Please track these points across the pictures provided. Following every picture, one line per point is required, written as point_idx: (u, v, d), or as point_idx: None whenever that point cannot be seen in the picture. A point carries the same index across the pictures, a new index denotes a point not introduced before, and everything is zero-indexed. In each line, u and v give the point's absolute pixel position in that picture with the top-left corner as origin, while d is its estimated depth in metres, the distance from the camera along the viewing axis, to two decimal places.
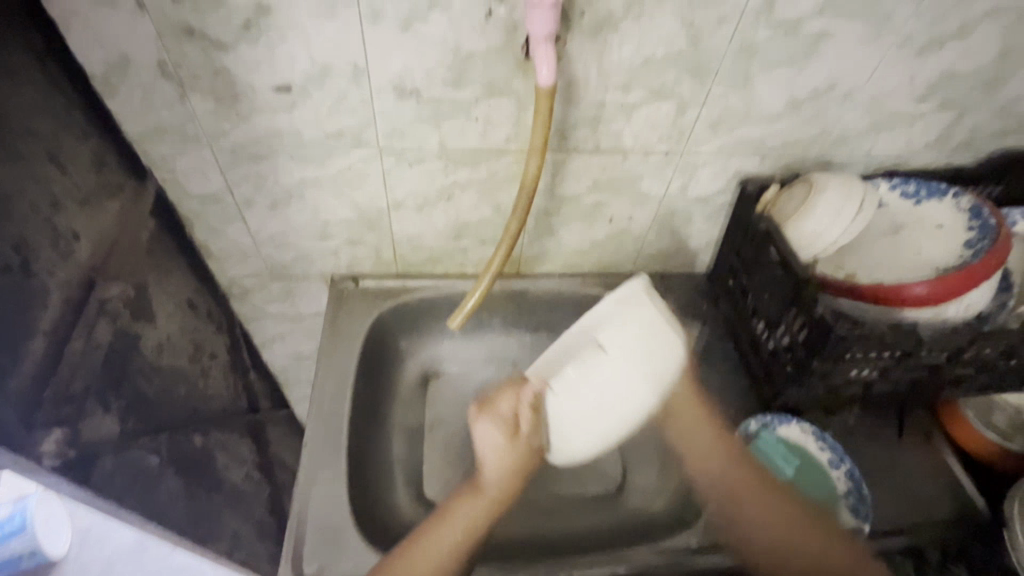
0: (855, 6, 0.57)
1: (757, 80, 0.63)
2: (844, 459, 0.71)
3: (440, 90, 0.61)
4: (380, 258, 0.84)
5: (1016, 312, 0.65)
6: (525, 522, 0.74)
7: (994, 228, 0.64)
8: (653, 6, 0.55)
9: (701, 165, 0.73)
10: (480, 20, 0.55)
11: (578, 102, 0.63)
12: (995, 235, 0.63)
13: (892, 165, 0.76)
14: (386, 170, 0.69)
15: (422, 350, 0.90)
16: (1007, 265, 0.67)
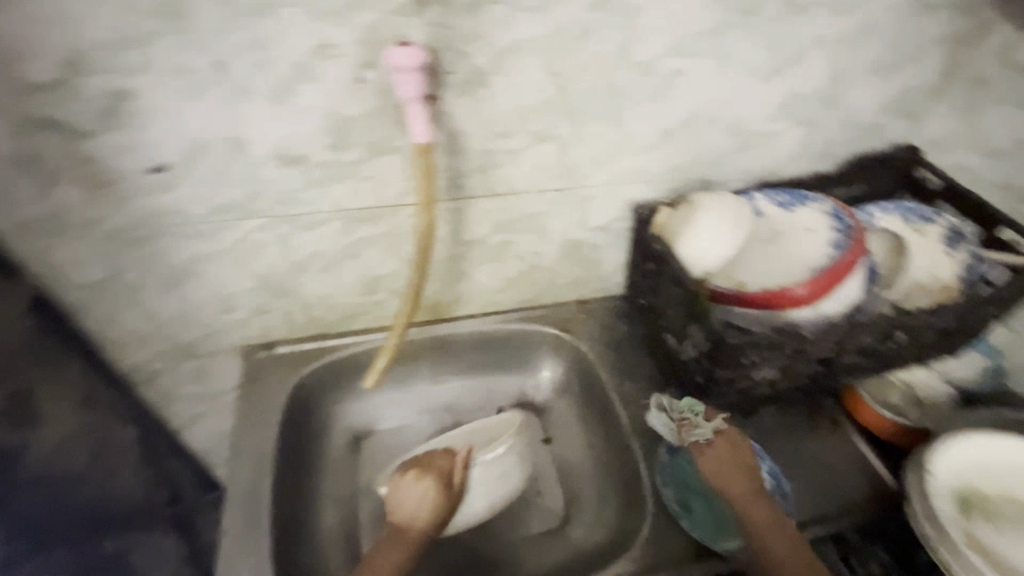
0: (699, 46, 0.63)
1: (628, 117, 0.68)
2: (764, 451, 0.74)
3: (324, 155, 0.61)
4: (293, 322, 0.82)
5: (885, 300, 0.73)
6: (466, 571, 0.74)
7: (852, 230, 0.72)
8: (516, 61, 0.58)
9: (594, 196, 0.77)
10: (351, 87, 0.56)
11: (464, 153, 0.65)
12: (852, 237, 0.71)
13: (766, 178, 0.83)
14: (283, 236, 0.69)
15: (349, 411, 0.86)
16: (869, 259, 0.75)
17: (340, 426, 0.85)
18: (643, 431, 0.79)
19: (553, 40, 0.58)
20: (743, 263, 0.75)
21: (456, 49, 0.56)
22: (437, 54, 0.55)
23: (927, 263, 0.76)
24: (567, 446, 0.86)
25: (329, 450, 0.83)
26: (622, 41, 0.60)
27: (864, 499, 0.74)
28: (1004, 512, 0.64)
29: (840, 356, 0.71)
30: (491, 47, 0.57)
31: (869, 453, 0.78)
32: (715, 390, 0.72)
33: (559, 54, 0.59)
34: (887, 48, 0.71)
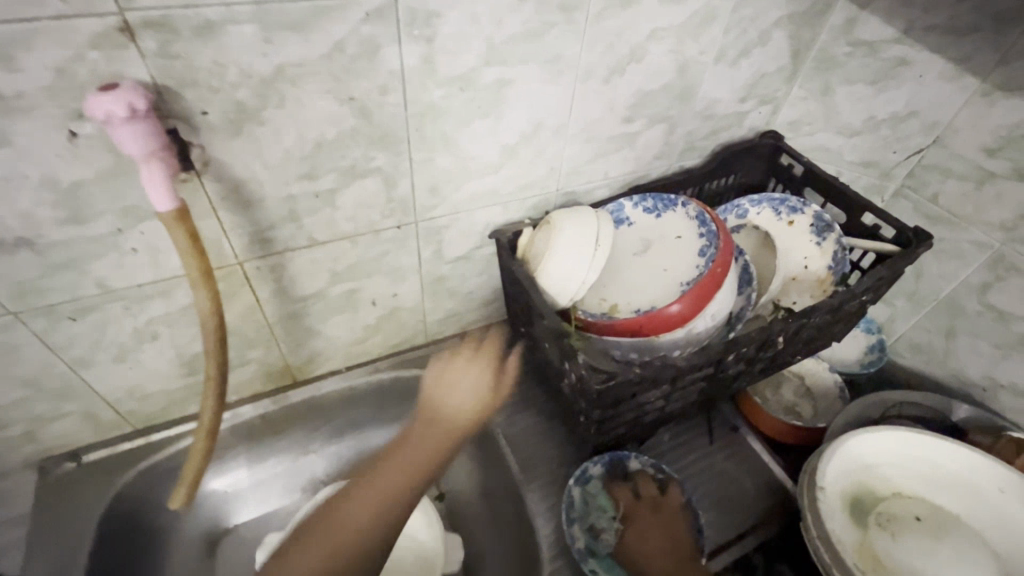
0: (520, 51, 0.54)
1: (458, 139, 0.59)
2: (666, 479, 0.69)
3: (59, 232, 0.47)
4: (102, 422, 0.66)
5: (760, 304, 0.69)
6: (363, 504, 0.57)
7: (716, 232, 0.65)
8: (291, 90, 0.47)
9: (445, 227, 0.68)
10: (64, 146, 0.42)
11: (259, 203, 0.54)
12: (717, 238, 0.64)
13: (632, 181, 0.77)
14: (42, 333, 0.54)
15: (205, 505, 0.73)
16: (743, 259, 0.70)
17: (191, 528, 0.72)
18: (536, 478, 0.71)
19: (333, 61, 0.47)
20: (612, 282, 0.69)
21: (201, 84, 0.43)
22: (176, 93, 0.43)
23: (796, 255, 0.74)
24: (465, 500, 0.78)
25: (176, 562, 0.70)
26: (424, 55, 0.50)
27: (768, 510, 0.70)
28: (899, 514, 0.61)
29: (723, 372, 0.66)
30: (250, 77, 0.45)
31: (769, 458, 0.74)
32: (599, 429, 0.65)
33: (347, 76, 0.48)
34: (730, 34, 0.66)
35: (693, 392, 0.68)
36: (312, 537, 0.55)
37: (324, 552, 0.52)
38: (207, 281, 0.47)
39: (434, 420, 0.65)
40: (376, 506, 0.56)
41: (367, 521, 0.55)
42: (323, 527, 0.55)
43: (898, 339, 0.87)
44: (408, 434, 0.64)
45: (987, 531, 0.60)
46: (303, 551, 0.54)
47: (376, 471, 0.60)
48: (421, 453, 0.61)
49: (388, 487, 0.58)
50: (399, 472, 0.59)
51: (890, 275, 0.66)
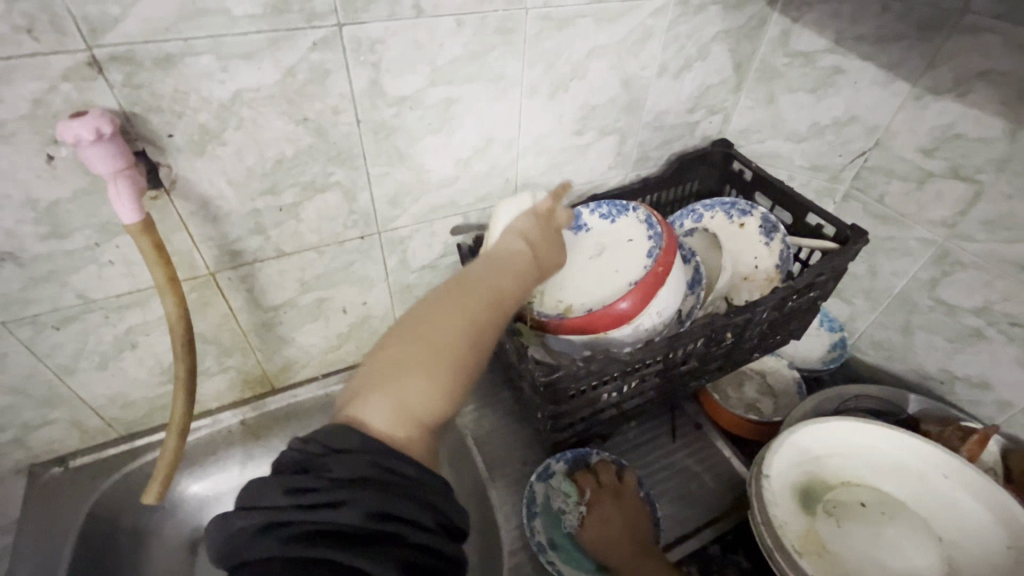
0: (464, 71, 0.59)
1: (412, 154, 0.63)
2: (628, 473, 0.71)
3: (41, 246, 0.52)
4: (86, 428, 0.70)
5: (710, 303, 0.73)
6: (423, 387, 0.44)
7: (661, 234, 0.68)
8: (249, 113, 0.52)
9: (407, 238, 0.72)
10: (43, 168, 0.47)
11: (226, 217, 0.58)
12: (661, 240, 0.67)
13: (589, 191, 0.81)
14: (28, 342, 0.58)
15: (186, 510, 0.76)
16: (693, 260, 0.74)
17: (170, 531, 0.75)
18: (501, 475, 0.74)
19: (286, 85, 0.52)
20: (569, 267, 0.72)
21: (165, 110, 0.49)
22: (142, 119, 0.48)
23: (748, 256, 0.78)
24: None
25: (158, 561, 0.73)
26: (372, 77, 0.55)
27: (728, 504, 0.72)
28: (849, 501, 0.63)
29: (676, 366, 0.69)
30: (210, 102, 0.50)
31: (730, 453, 0.77)
32: (556, 424, 0.68)
33: (300, 99, 0.53)
34: (669, 49, 0.70)
35: (649, 388, 0.71)
36: (412, 362, 0.45)
37: (435, 379, 0.44)
38: (174, 287, 0.52)
39: (504, 270, 0.54)
40: (474, 341, 0.48)
41: (461, 361, 0.46)
42: (418, 340, 0.46)
43: (859, 336, 0.89)
44: (477, 270, 0.53)
45: (928, 514, 0.62)
46: (404, 374, 0.44)
47: (451, 293, 0.50)
48: (491, 301, 0.51)
49: (477, 338, 0.48)
50: (486, 310, 0.49)
51: (832, 270, 0.70)
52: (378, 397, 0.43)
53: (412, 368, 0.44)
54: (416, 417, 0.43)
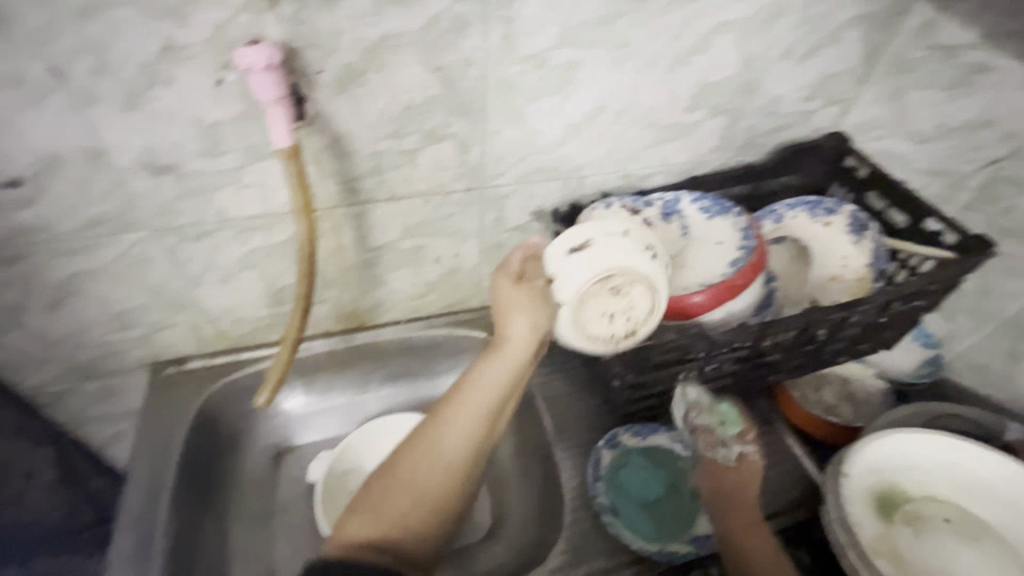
0: (592, 35, 0.60)
1: (527, 113, 0.65)
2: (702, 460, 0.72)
3: (197, 163, 0.58)
4: (201, 336, 0.78)
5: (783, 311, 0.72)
6: (391, 507, 0.49)
7: (754, 248, 0.69)
8: (390, 57, 0.55)
9: (507, 196, 0.74)
10: (212, 89, 0.52)
11: (352, 155, 0.62)
12: (753, 252, 0.68)
13: (689, 171, 0.81)
14: (171, 249, 0.65)
15: (272, 425, 0.83)
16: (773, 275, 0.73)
17: (261, 439, 0.83)
18: (568, 437, 0.76)
19: (427, 33, 0.55)
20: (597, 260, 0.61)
21: (321, 46, 0.52)
22: (300, 53, 0.52)
23: (836, 255, 0.75)
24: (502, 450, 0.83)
25: (249, 463, 0.80)
26: (506, 33, 0.57)
27: (792, 500, 0.71)
28: (925, 514, 0.62)
29: (761, 357, 0.69)
30: (359, 43, 0.53)
31: (800, 452, 0.76)
32: (631, 395, 0.69)
33: (437, 48, 0.56)
34: (798, 32, 0.68)
35: (727, 375, 0.71)
36: (385, 490, 0.50)
37: (403, 500, 0.50)
38: (307, 212, 0.56)
39: (484, 369, 0.57)
40: (462, 449, 0.53)
41: (432, 480, 0.51)
42: (404, 463, 0.52)
43: (955, 356, 0.84)
44: (468, 374, 0.57)
45: (1015, 541, 0.59)
46: (376, 497, 0.50)
47: (441, 411, 0.54)
48: (474, 418, 0.54)
49: (450, 466, 0.52)
50: (467, 432, 0.53)
51: (943, 280, 0.67)
52: (364, 513, 0.49)
53: (380, 492, 0.50)
54: (388, 531, 0.48)
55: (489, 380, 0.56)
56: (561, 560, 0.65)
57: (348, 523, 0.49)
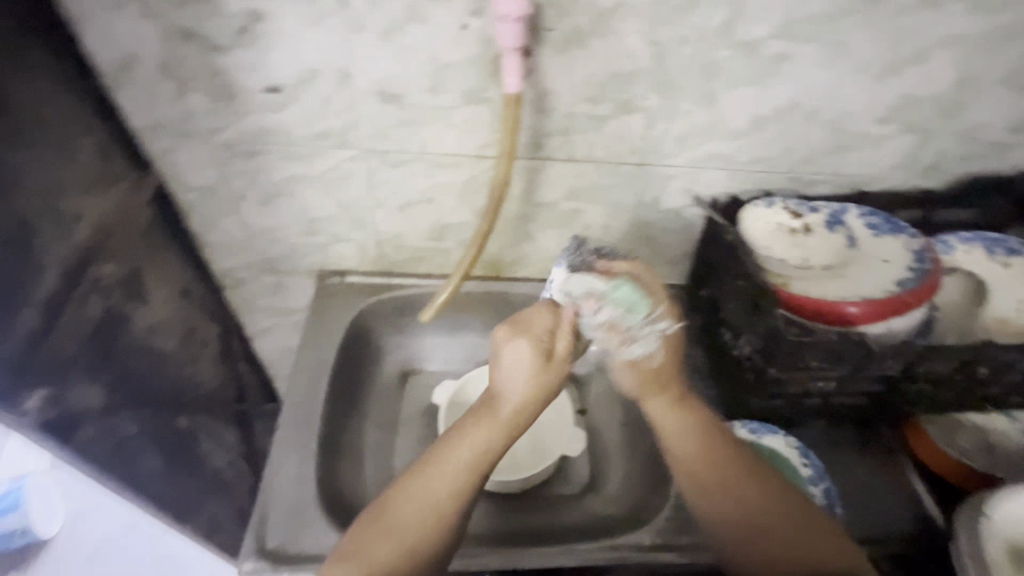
0: (811, 30, 0.60)
1: (721, 99, 0.67)
2: (823, 477, 0.71)
3: (420, 96, 0.65)
4: (365, 255, 0.87)
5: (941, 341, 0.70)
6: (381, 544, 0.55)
7: (928, 273, 0.68)
8: (616, 26, 0.59)
9: (673, 177, 0.76)
10: (456, 32, 0.59)
11: (550, 112, 0.67)
12: (926, 275, 0.68)
13: (859, 186, 0.79)
14: (370, 171, 0.74)
15: (403, 347, 0.92)
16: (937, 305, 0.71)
17: (393, 357, 0.91)
18: None
19: (657, 7, 0.58)
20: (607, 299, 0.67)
21: (560, 6, 0.57)
22: (541, 10, 0.57)
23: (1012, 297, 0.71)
24: (604, 419, 0.88)
25: (381, 375, 0.89)
26: (728, 17, 0.59)
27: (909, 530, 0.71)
28: None
29: (907, 382, 0.68)
30: (594, 8, 0.57)
31: (922, 488, 0.74)
32: (762, 390, 0.71)
33: (661, 23, 0.59)
34: None
35: (864, 395, 0.71)
36: (378, 527, 0.56)
37: (391, 541, 0.55)
38: (511, 156, 0.63)
39: (478, 420, 0.60)
40: (450, 495, 0.57)
41: (417, 523, 0.56)
42: (396, 505, 0.57)
43: None
44: (458, 429, 0.61)
45: None
46: (373, 533, 0.56)
47: (432, 460, 0.59)
48: (455, 476, 0.57)
49: (427, 511, 0.56)
50: (450, 483, 0.57)
51: None
52: (359, 549, 0.56)
53: (374, 528, 0.56)
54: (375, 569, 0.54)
55: (481, 435, 0.58)
56: (666, 527, 0.69)
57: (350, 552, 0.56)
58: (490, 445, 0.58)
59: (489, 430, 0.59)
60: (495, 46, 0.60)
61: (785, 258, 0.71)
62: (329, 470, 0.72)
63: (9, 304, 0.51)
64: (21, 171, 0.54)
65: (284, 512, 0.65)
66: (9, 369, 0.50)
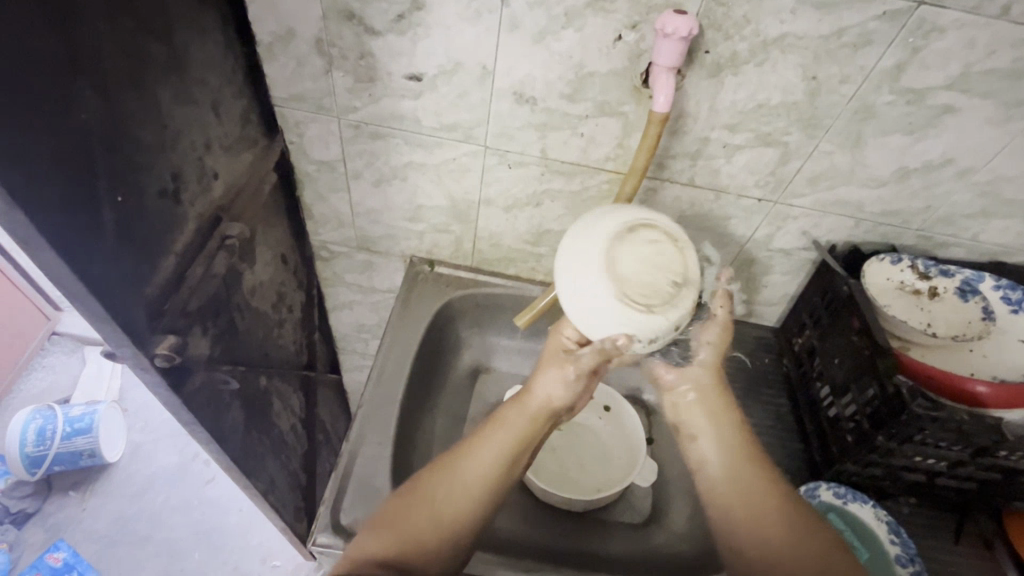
0: (987, 85, 0.56)
1: (868, 144, 0.63)
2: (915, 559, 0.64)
3: (555, 101, 0.64)
4: (459, 249, 0.88)
5: None
6: (426, 519, 0.53)
7: None
8: (776, 56, 0.57)
9: (793, 218, 0.73)
10: (609, 43, 0.58)
11: (683, 135, 0.65)
12: None
13: (995, 254, 0.73)
14: (486, 168, 0.74)
15: (478, 345, 0.92)
16: None
17: (468, 353, 0.91)
18: None
19: (827, 42, 0.55)
20: (601, 289, 0.49)
21: (721, 29, 0.55)
22: (701, 32, 0.56)
23: None
24: (671, 453, 0.85)
25: (454, 369, 0.90)
26: (901, 61, 0.56)
27: None
28: None
29: None
30: (757, 36, 0.55)
31: None
32: (861, 457, 0.67)
33: (825, 58, 0.56)
34: None
35: (974, 480, 0.65)
36: (417, 501, 0.54)
37: (436, 516, 0.53)
38: (642, 174, 0.61)
39: (515, 412, 0.60)
40: (494, 467, 0.56)
41: (461, 501, 0.54)
42: (434, 483, 0.55)
43: None
44: (497, 415, 0.61)
45: None
46: (413, 509, 0.54)
47: (470, 441, 0.58)
48: (500, 455, 0.57)
49: (471, 491, 0.55)
50: (493, 462, 0.57)
51: None
52: (394, 526, 0.53)
53: (411, 501, 0.54)
54: (417, 544, 0.52)
55: (514, 424, 0.59)
56: None
57: (381, 527, 0.53)
58: (526, 432, 0.59)
59: (523, 418, 0.60)
60: (646, 62, 0.59)
61: (907, 321, 0.67)
62: (401, 456, 0.72)
63: (154, 250, 0.53)
64: (182, 128, 0.56)
65: (358, 490, 0.66)
66: (148, 309, 0.52)
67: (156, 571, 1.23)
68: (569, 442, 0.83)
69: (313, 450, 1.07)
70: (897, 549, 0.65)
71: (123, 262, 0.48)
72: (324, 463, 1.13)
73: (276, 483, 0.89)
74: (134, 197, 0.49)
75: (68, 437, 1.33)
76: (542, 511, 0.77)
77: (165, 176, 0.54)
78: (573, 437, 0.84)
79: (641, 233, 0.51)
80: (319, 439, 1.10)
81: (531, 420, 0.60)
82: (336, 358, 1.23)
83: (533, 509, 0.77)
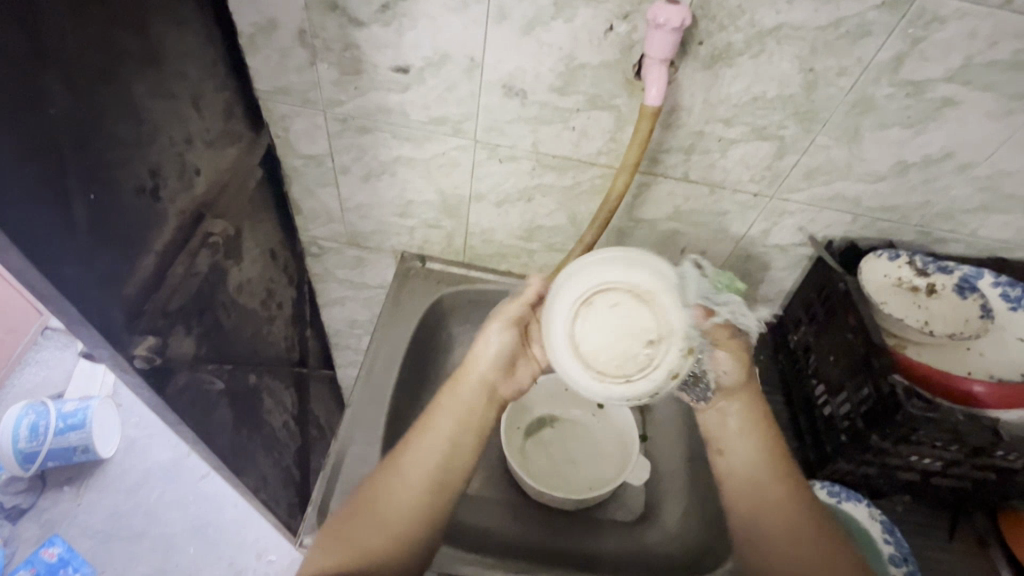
0: (989, 77, 0.55)
1: (866, 138, 0.62)
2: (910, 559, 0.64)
3: (545, 94, 0.63)
4: (451, 244, 0.86)
5: None
6: (375, 527, 0.54)
7: None
8: (772, 48, 0.55)
9: (789, 213, 0.72)
10: (600, 34, 0.56)
11: (677, 128, 0.64)
12: None
13: (995, 250, 0.72)
14: (476, 162, 0.72)
15: (470, 342, 0.90)
16: None
17: (461, 349, 0.90)
18: None
19: (824, 33, 0.53)
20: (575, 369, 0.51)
21: (715, 19, 0.54)
22: (695, 22, 0.54)
23: None
24: (665, 450, 0.84)
25: (447, 366, 0.89)
26: (900, 52, 0.54)
27: None
28: None
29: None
30: (753, 26, 0.54)
31: None
32: (855, 456, 0.66)
33: (822, 50, 0.55)
34: None
35: (969, 479, 0.65)
36: (364, 512, 0.55)
37: (384, 524, 0.54)
38: (634, 170, 0.60)
39: (445, 401, 0.60)
40: (434, 461, 0.57)
41: (408, 502, 0.55)
42: (379, 492, 0.56)
43: None
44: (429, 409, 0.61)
45: None
46: (359, 521, 0.54)
47: (408, 440, 0.59)
48: (438, 446, 0.58)
49: (414, 488, 0.56)
50: (431, 454, 0.57)
51: None
52: (345, 536, 0.53)
53: (357, 514, 0.55)
54: (369, 552, 0.52)
55: (449, 412, 0.59)
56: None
57: (333, 541, 0.54)
58: (467, 417, 0.60)
59: (462, 405, 0.60)
60: (638, 53, 0.57)
61: (903, 317, 0.66)
62: (391, 455, 0.72)
63: (133, 249, 0.52)
64: (161, 123, 0.55)
65: (346, 490, 0.66)
66: (126, 309, 0.51)
67: (151, 567, 1.23)
68: (561, 439, 0.83)
69: (306, 446, 1.07)
70: (891, 549, 0.64)
71: (98, 262, 0.47)
72: (318, 459, 1.13)
73: (267, 481, 0.88)
74: (109, 196, 0.48)
75: (61, 432, 1.32)
76: (534, 509, 0.77)
77: (143, 173, 0.53)
78: (565, 435, 0.83)
79: (602, 293, 0.50)
80: (313, 435, 1.09)
81: (472, 407, 0.60)
82: (329, 354, 1.22)
83: (525, 508, 0.77)
